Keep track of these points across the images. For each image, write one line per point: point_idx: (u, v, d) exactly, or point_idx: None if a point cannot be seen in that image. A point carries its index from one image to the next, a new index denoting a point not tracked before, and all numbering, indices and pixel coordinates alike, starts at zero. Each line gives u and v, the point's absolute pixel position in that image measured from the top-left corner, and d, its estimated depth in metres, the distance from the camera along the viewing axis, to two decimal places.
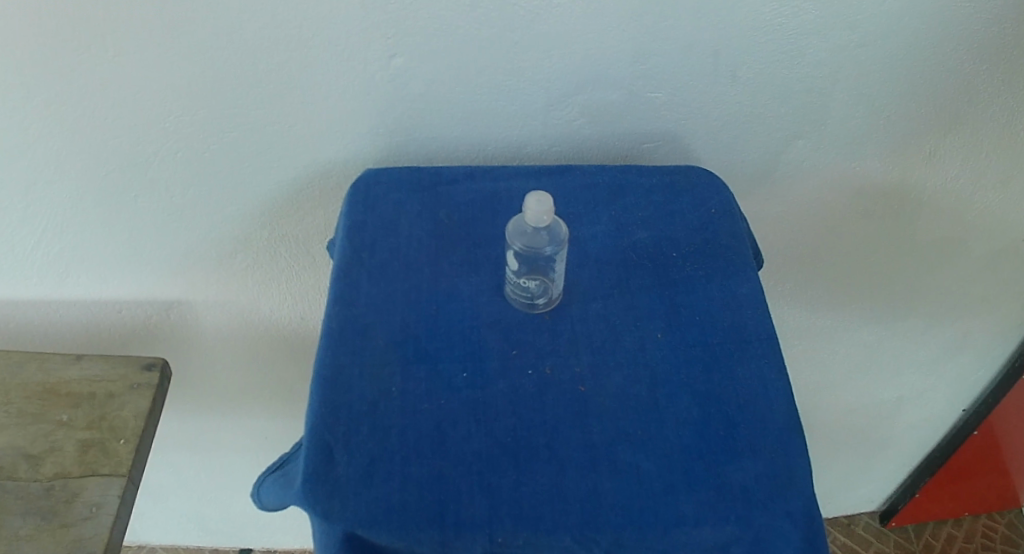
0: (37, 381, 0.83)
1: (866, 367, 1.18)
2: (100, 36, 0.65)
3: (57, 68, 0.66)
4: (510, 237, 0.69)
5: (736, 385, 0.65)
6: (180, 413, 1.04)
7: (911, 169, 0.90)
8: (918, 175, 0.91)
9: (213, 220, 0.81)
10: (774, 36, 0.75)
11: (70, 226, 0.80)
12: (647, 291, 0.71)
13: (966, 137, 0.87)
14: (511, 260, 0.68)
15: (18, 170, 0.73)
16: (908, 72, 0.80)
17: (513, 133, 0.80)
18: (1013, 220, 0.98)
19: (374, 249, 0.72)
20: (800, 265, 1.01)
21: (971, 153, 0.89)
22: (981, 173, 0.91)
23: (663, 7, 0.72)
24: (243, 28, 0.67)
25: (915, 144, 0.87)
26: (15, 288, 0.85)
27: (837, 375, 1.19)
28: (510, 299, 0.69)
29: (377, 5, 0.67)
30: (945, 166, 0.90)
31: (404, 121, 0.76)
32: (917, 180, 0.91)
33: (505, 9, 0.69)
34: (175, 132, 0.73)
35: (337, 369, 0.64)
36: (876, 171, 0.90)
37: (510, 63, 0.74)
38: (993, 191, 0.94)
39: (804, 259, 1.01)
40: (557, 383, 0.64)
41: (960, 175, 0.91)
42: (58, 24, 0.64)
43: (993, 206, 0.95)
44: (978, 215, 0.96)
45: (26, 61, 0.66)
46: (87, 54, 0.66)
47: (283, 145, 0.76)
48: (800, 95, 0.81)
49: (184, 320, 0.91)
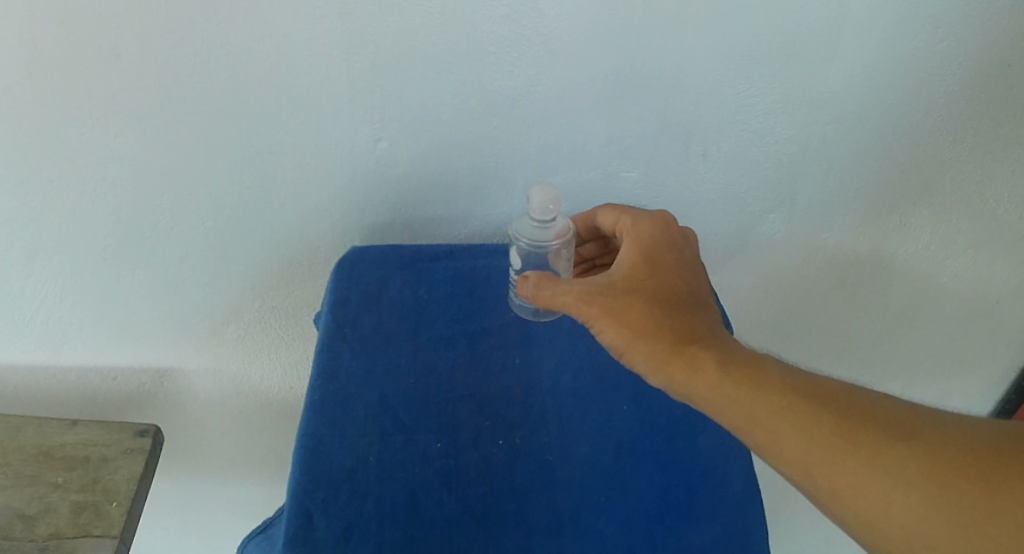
0: (35, 444, 0.86)
1: None
2: (109, 114, 0.70)
3: (69, 143, 0.71)
4: (515, 234, 0.75)
5: (696, 455, 0.69)
6: (169, 477, 1.06)
7: (879, 241, 0.95)
8: (885, 247, 0.96)
9: (207, 293, 0.85)
10: (738, 117, 0.81)
11: (68, 296, 0.83)
12: (613, 365, 0.74)
13: (928, 210, 0.93)
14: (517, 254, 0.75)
15: (23, 240, 0.77)
16: (863, 146, 0.86)
17: (493, 214, 0.86)
18: (978, 289, 1.02)
19: (356, 324, 0.75)
20: (770, 333, 1.06)
21: (934, 225, 0.94)
22: (943, 246, 0.97)
23: (634, 91, 0.78)
24: (248, 111, 0.72)
25: (880, 217, 0.93)
26: (12, 355, 0.88)
27: None
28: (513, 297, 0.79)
29: (370, 92, 0.73)
30: (910, 238, 0.96)
31: (391, 200, 0.82)
32: (885, 251, 0.97)
33: (488, 95, 0.76)
34: (175, 208, 0.77)
35: (317, 439, 0.66)
36: (844, 245, 0.95)
37: (491, 145, 0.80)
38: (957, 261, 0.99)
39: (773, 328, 1.05)
40: (525, 454, 0.68)
41: (925, 246, 0.96)
42: (74, 103, 0.69)
43: (958, 275, 1.00)
44: (944, 284, 1.01)
45: (37, 137, 0.70)
46: (100, 131, 0.71)
47: (277, 223, 0.81)
48: (764, 172, 0.87)
49: (175, 389, 0.94)
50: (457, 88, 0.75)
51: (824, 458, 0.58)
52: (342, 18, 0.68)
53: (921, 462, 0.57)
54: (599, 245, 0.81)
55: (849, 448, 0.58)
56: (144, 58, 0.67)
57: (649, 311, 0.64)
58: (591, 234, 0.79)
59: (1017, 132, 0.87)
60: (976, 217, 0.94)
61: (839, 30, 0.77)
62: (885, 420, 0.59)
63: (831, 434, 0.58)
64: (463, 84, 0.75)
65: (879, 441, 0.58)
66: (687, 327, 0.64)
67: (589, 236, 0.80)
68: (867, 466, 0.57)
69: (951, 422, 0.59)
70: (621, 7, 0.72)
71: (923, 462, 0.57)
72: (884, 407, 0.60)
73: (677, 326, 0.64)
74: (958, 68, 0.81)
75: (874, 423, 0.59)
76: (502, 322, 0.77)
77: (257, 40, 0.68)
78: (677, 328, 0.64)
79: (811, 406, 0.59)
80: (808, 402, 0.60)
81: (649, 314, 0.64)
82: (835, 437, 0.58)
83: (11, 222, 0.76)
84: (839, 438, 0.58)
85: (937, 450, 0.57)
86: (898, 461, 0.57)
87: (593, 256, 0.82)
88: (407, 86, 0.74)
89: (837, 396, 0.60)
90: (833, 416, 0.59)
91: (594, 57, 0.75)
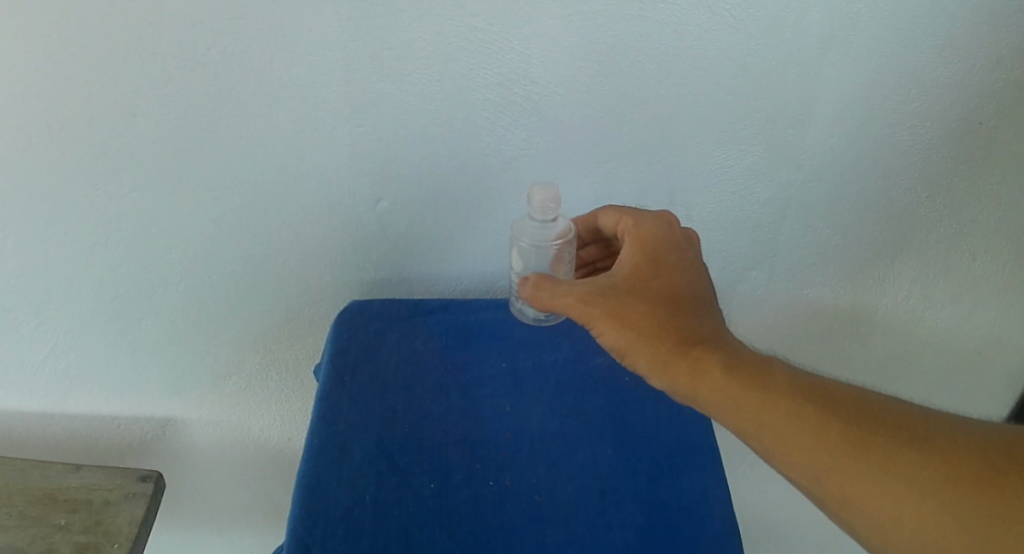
0: (40, 487, 0.86)
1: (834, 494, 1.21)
2: (121, 171, 0.74)
3: (83, 198, 0.75)
4: (517, 236, 0.75)
5: (679, 495, 0.71)
6: (168, 528, 1.08)
7: (863, 293, 0.99)
8: (870, 299, 0.99)
9: (211, 345, 0.89)
10: (721, 178, 0.86)
11: (77, 344, 0.86)
12: (600, 411, 0.77)
13: (912, 263, 0.96)
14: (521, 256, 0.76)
15: (36, 289, 0.81)
16: (843, 203, 0.89)
17: (487, 269, 0.90)
18: (964, 338, 1.05)
19: (355, 372, 0.78)
20: None
21: (918, 276, 0.98)
22: (928, 296, 1.00)
23: (621, 153, 0.82)
24: (254, 173, 0.76)
25: (864, 269, 0.96)
26: (21, 401, 0.91)
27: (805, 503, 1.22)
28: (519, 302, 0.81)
29: (370, 156, 0.77)
30: (894, 290, 0.99)
31: (390, 256, 0.86)
32: (869, 303, 1.00)
33: (482, 159, 0.80)
34: (182, 261, 0.81)
35: (316, 479, 0.69)
36: (829, 297, 0.99)
37: (485, 206, 0.84)
38: (942, 311, 1.02)
39: None
40: (514, 494, 0.70)
41: (909, 297, 1.00)
42: (88, 160, 0.73)
43: (944, 324, 1.03)
44: (930, 334, 1.04)
45: (54, 196, 0.74)
46: (113, 187, 0.75)
47: (280, 277, 0.85)
48: (747, 227, 0.91)
49: (178, 438, 0.96)
50: (450, 153, 0.79)
51: (833, 464, 0.58)
52: (344, 89, 0.72)
53: (935, 470, 0.56)
54: (600, 248, 0.81)
55: (860, 455, 0.57)
56: (159, 126, 0.71)
57: (649, 311, 0.66)
58: (593, 236, 0.80)
59: (994, 193, 0.90)
60: (955, 271, 0.97)
61: (816, 96, 0.80)
62: (894, 424, 0.58)
63: (840, 440, 0.58)
64: (460, 151, 0.79)
65: (891, 448, 0.57)
66: (689, 328, 0.65)
67: (590, 238, 0.80)
68: (878, 472, 0.57)
69: (966, 428, 0.57)
70: (611, 79, 0.76)
71: (937, 470, 0.56)
72: (896, 413, 0.59)
73: (681, 329, 0.65)
74: (936, 133, 0.84)
75: (885, 429, 0.58)
76: (494, 372, 0.80)
77: (267, 110, 0.72)
78: (678, 329, 0.65)
79: (820, 411, 0.59)
80: (812, 403, 0.60)
81: (653, 316, 0.65)
82: (845, 443, 0.58)
83: (25, 272, 0.79)
84: (849, 445, 0.58)
85: (945, 453, 0.56)
86: (906, 468, 0.56)
87: (595, 259, 0.82)
88: (407, 153, 0.78)
89: (848, 401, 0.60)
90: (843, 421, 0.59)
91: (584, 124, 0.79)
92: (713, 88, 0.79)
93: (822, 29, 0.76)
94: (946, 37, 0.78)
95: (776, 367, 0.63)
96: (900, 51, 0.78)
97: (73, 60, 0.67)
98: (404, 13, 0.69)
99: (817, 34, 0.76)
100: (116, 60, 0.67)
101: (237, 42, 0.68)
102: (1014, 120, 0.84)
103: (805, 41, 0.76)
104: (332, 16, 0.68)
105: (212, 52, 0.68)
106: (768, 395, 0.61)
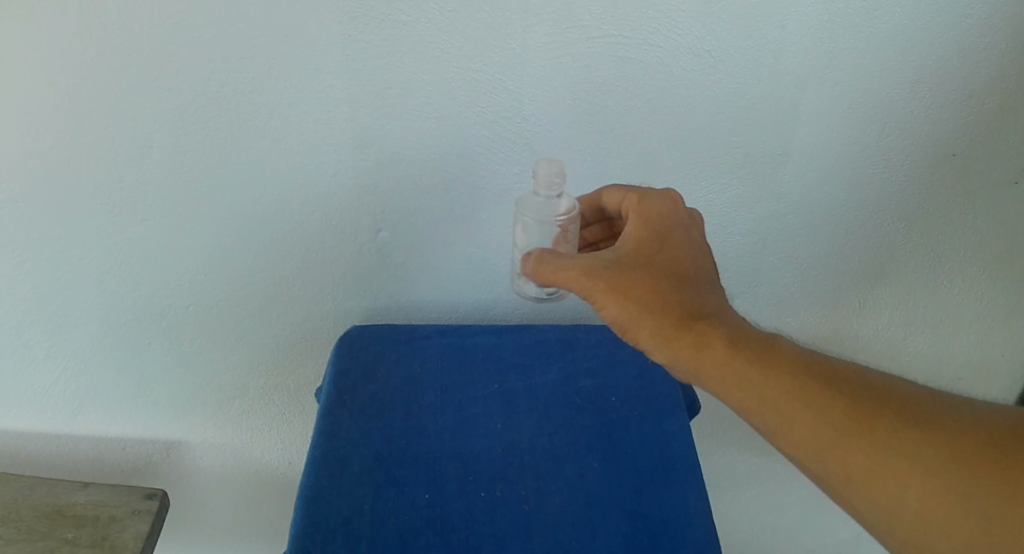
0: (48, 502, 0.89)
1: (823, 521, 1.23)
2: (135, 199, 0.78)
3: (98, 224, 0.79)
4: (524, 211, 0.79)
5: (662, 505, 0.73)
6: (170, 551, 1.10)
7: (845, 319, 1.02)
8: (852, 324, 1.03)
9: (216, 369, 0.92)
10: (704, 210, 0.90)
11: (88, 366, 0.90)
12: (587, 428, 0.80)
13: (892, 290, 1.00)
14: (525, 231, 0.79)
15: (50, 311, 0.84)
16: (822, 230, 0.94)
17: (481, 297, 0.94)
18: (945, 363, 1.09)
19: (355, 392, 0.82)
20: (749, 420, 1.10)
21: (897, 302, 1.02)
22: (909, 321, 1.04)
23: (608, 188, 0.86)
24: (262, 202, 0.81)
25: (846, 296, 1.00)
26: (31, 421, 0.94)
27: (795, 528, 1.24)
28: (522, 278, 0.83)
29: (371, 189, 0.82)
30: (875, 316, 1.03)
31: (388, 285, 0.90)
32: (850, 329, 1.04)
33: (477, 191, 0.84)
34: (191, 287, 0.85)
35: (318, 490, 0.72)
36: (811, 324, 1.02)
37: (479, 236, 0.88)
38: (922, 336, 1.05)
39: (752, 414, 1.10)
40: (505, 504, 0.73)
41: (890, 322, 1.03)
42: (105, 188, 0.77)
43: (925, 350, 1.07)
44: (912, 359, 1.08)
45: (71, 222, 0.79)
46: (127, 214, 0.79)
47: (283, 304, 0.89)
48: (731, 256, 0.95)
49: (182, 460, 0.99)
50: (447, 186, 0.83)
51: (835, 442, 0.59)
52: (349, 125, 0.77)
53: (934, 449, 0.57)
54: (603, 227, 0.81)
55: (862, 434, 0.59)
56: (173, 157, 0.76)
57: (655, 286, 0.66)
58: (595, 214, 0.80)
59: (965, 222, 0.95)
60: (931, 298, 1.02)
61: (792, 130, 0.85)
62: (896, 404, 0.60)
63: (843, 418, 0.59)
64: (456, 184, 0.83)
65: (893, 428, 0.58)
66: (692, 302, 0.65)
67: (593, 216, 0.80)
68: (880, 452, 0.58)
69: (965, 409, 0.59)
70: (598, 115, 0.81)
71: (938, 451, 0.57)
72: (897, 393, 0.60)
73: (686, 305, 0.65)
74: (907, 163, 0.89)
75: (887, 409, 0.59)
76: (487, 393, 0.83)
77: (274, 142, 0.77)
78: (683, 303, 0.65)
79: (823, 389, 0.61)
80: (815, 381, 0.61)
81: (659, 291, 0.65)
82: (848, 421, 0.59)
83: (40, 294, 0.83)
84: (853, 424, 0.59)
85: (945, 435, 0.57)
86: (908, 447, 0.57)
87: (598, 239, 0.81)
88: (406, 185, 0.82)
89: (850, 380, 0.61)
90: (845, 400, 0.60)
91: (573, 158, 0.83)
92: (695, 124, 0.83)
93: (799, 68, 0.81)
94: (915, 75, 0.83)
95: (780, 344, 0.64)
96: (873, 86, 0.83)
97: (95, 94, 0.72)
98: (404, 55, 0.74)
99: (794, 72, 0.81)
100: (135, 95, 0.72)
101: (249, 80, 0.73)
102: (981, 152, 0.89)
103: (783, 79, 0.81)
104: (338, 57, 0.73)
105: (225, 88, 0.73)
106: (772, 370, 0.61)
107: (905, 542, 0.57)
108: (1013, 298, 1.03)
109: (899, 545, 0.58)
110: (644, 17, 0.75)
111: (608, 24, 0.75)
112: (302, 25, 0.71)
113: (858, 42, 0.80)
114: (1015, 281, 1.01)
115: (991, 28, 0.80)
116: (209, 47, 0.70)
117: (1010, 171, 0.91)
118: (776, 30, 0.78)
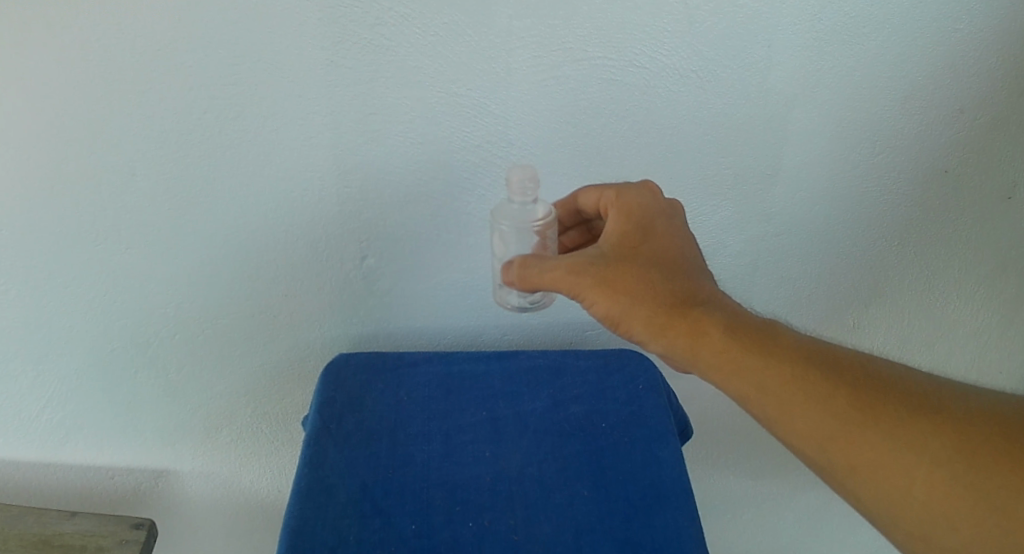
0: (35, 532, 0.88)
1: (821, 542, 1.21)
2: (121, 225, 0.79)
3: (84, 251, 0.79)
4: (499, 220, 0.75)
5: (652, 533, 0.73)
6: None
7: (839, 338, 1.02)
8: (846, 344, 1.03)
9: (204, 397, 0.92)
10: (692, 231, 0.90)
11: (75, 394, 0.90)
12: (576, 456, 0.80)
13: (884, 309, 1.00)
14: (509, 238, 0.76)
15: (37, 339, 0.84)
16: (809, 250, 0.94)
17: (470, 322, 0.94)
18: None
19: (341, 421, 0.82)
20: (742, 441, 1.10)
21: (891, 320, 1.01)
22: (904, 338, 1.03)
23: None
24: (249, 229, 0.81)
25: (837, 315, 1.00)
26: (18, 449, 0.93)
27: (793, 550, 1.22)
28: (504, 288, 0.81)
29: (359, 215, 0.82)
30: (868, 333, 1.02)
31: (377, 311, 0.90)
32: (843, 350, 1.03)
33: (465, 217, 0.85)
34: (178, 315, 0.85)
35: (303, 521, 0.72)
36: None
37: (467, 261, 0.88)
38: (919, 354, 1.05)
39: (746, 435, 1.09)
40: (493, 533, 0.72)
41: (884, 340, 1.03)
42: (92, 215, 0.77)
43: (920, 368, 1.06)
44: None
45: (56, 249, 0.79)
46: (113, 240, 0.79)
47: (271, 331, 0.89)
48: (721, 277, 0.95)
49: (170, 488, 0.99)
50: (436, 211, 0.84)
51: (839, 434, 0.59)
52: (336, 150, 0.78)
53: (940, 436, 0.57)
54: (581, 231, 0.81)
55: (868, 424, 0.58)
56: (157, 183, 0.77)
57: (644, 280, 0.66)
58: (572, 218, 0.79)
59: (956, 239, 0.95)
60: (923, 315, 1.01)
61: (777, 151, 0.86)
62: (897, 393, 0.59)
63: (845, 410, 0.59)
64: (442, 210, 0.84)
65: (897, 418, 0.58)
66: (683, 291, 0.65)
67: (570, 221, 0.80)
68: (886, 442, 0.58)
69: (965, 395, 0.59)
70: (584, 138, 0.82)
71: (945, 437, 0.57)
72: (898, 380, 0.60)
73: (676, 298, 0.65)
74: (894, 182, 0.90)
75: (889, 399, 0.59)
76: (474, 421, 0.83)
77: (261, 168, 0.78)
78: (675, 297, 0.65)
79: (823, 382, 0.60)
80: (815, 372, 0.61)
81: (648, 285, 0.65)
82: (850, 413, 0.59)
83: (27, 321, 0.83)
84: (856, 415, 0.59)
85: (952, 422, 0.57)
86: (914, 436, 0.57)
87: (578, 244, 0.81)
88: (393, 211, 0.83)
89: (848, 370, 0.61)
90: (847, 391, 0.60)
91: (560, 183, 0.84)
92: (681, 146, 0.84)
93: (783, 88, 0.81)
94: (900, 95, 0.83)
95: (770, 331, 0.63)
96: (857, 105, 0.83)
97: (79, 120, 0.72)
98: (390, 80, 0.74)
99: (779, 93, 0.82)
100: (120, 122, 0.73)
101: (234, 105, 0.74)
102: (968, 168, 0.90)
103: (768, 99, 0.82)
104: (324, 81, 0.74)
105: (208, 115, 0.74)
106: (770, 363, 0.61)
107: (914, 534, 0.57)
108: (1005, 315, 1.02)
109: (908, 538, 0.58)
110: (628, 39, 0.76)
111: (594, 46, 0.76)
112: (290, 51, 0.72)
113: (843, 61, 0.80)
114: (1007, 297, 1.01)
115: (974, 47, 0.81)
116: (193, 74, 0.71)
117: (999, 188, 0.92)
118: (760, 50, 0.79)
